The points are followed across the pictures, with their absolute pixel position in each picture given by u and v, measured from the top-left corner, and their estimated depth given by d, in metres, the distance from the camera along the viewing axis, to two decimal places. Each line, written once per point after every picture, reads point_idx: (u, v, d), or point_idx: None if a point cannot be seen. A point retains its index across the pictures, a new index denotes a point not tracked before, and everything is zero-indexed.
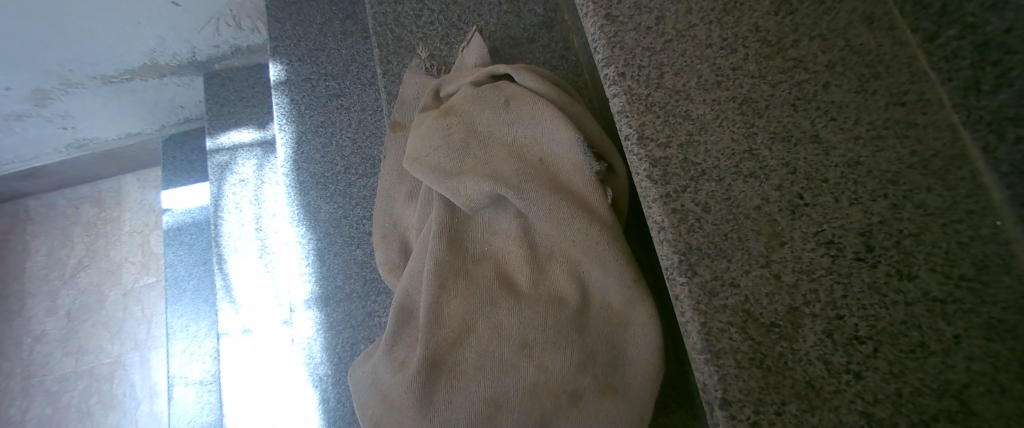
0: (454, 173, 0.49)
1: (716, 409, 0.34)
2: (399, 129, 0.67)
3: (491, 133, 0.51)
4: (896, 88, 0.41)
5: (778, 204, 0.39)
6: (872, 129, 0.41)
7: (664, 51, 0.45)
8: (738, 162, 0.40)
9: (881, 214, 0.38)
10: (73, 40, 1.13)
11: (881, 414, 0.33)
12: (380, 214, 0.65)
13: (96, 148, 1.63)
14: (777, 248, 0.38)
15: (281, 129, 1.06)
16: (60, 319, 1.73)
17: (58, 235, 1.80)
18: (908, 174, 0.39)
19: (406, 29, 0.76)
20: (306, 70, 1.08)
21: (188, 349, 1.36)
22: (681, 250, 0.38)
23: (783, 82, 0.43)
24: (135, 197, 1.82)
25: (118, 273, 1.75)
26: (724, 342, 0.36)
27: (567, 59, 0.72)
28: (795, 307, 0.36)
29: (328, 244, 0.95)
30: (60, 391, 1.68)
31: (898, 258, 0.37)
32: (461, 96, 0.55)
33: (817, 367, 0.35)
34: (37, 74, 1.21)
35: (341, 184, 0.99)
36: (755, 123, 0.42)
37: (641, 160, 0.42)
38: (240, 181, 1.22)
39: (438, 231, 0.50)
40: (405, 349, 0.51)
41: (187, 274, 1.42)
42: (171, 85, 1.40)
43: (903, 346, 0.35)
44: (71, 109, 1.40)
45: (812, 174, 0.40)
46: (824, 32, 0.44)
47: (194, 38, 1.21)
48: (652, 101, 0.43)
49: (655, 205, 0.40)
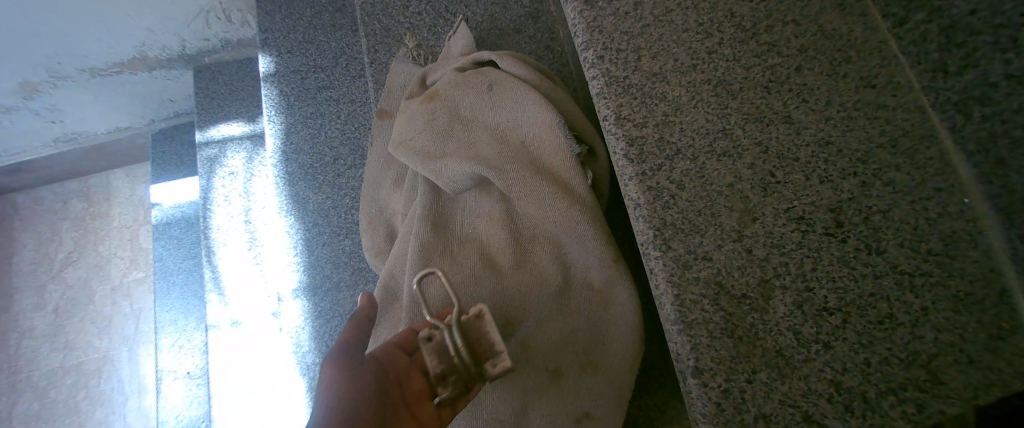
0: (437, 157, 0.50)
1: (689, 377, 0.35)
2: (385, 117, 0.68)
3: (474, 118, 0.52)
4: (866, 71, 0.43)
5: (750, 181, 0.40)
6: (843, 110, 0.42)
7: (642, 35, 0.46)
8: (712, 141, 0.41)
9: (851, 191, 0.39)
10: (62, 31, 1.13)
11: (849, 383, 0.34)
12: (365, 200, 0.65)
13: (84, 142, 1.61)
14: (749, 223, 0.39)
15: (270, 120, 1.06)
16: (47, 315, 1.71)
17: (45, 230, 1.78)
18: (877, 153, 0.40)
19: (393, 19, 0.77)
20: (296, 62, 1.09)
21: (177, 343, 1.35)
22: (656, 226, 0.39)
23: (757, 66, 0.44)
24: (125, 192, 1.81)
25: (107, 268, 1.73)
26: (696, 313, 0.37)
27: (552, 50, 0.73)
28: (767, 279, 0.37)
29: (317, 234, 0.96)
30: (47, 387, 1.66)
31: (866, 233, 0.38)
32: (444, 82, 0.55)
33: (787, 338, 0.36)
34: (25, 66, 1.21)
35: (329, 174, 0.99)
36: (729, 104, 0.43)
37: (619, 139, 0.43)
38: (229, 173, 1.22)
39: (423, 214, 0.51)
40: (389, 329, 0.51)
41: (176, 268, 1.41)
42: (161, 78, 1.39)
43: (871, 317, 0.36)
44: (59, 102, 1.39)
45: (783, 153, 0.41)
46: (798, 18, 0.45)
47: (184, 30, 1.22)
48: (630, 83, 0.44)
49: (631, 183, 0.41)
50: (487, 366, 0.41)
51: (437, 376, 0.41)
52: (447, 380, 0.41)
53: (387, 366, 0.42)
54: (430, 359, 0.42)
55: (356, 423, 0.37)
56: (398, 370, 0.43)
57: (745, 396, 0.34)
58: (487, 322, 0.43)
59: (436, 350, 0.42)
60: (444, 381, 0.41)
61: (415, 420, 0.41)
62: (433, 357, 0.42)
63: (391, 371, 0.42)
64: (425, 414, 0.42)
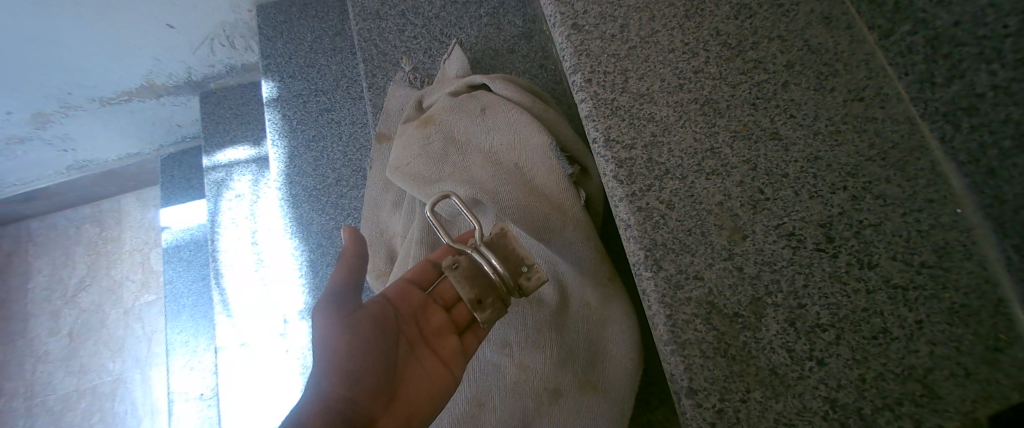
0: (433, 180, 0.51)
1: (683, 397, 0.36)
2: (383, 140, 0.69)
3: (468, 141, 0.54)
4: (853, 84, 0.43)
5: (739, 199, 0.40)
6: (830, 124, 0.42)
7: (628, 57, 0.47)
8: (700, 160, 0.42)
9: (841, 206, 0.39)
10: (72, 63, 1.17)
11: (845, 400, 0.34)
12: (367, 223, 0.67)
13: (96, 168, 1.65)
14: (739, 241, 0.39)
15: (273, 143, 1.08)
16: (61, 339, 1.73)
17: (60, 255, 1.81)
18: (866, 166, 0.40)
19: (389, 44, 0.79)
20: (298, 86, 1.11)
21: (188, 363, 1.36)
22: (646, 246, 0.40)
23: (743, 83, 0.45)
24: (136, 216, 1.84)
25: (119, 291, 1.77)
26: (689, 333, 0.37)
27: (546, 68, 0.74)
28: (758, 297, 0.37)
29: (321, 255, 0.99)
30: (61, 410, 1.68)
31: (858, 248, 0.38)
32: (439, 107, 0.57)
33: (780, 356, 0.36)
34: (37, 98, 1.25)
35: (332, 195, 1.01)
36: (716, 122, 0.43)
37: (607, 162, 0.43)
38: (236, 196, 1.24)
39: (420, 236, 0.52)
40: None
41: (186, 290, 1.43)
42: (168, 105, 1.42)
43: (865, 332, 0.36)
44: (71, 131, 1.43)
45: (772, 169, 0.41)
46: (783, 34, 0.46)
47: (189, 58, 1.25)
48: (618, 105, 0.45)
49: (621, 204, 0.42)
50: (522, 280, 0.41)
51: (473, 300, 0.41)
52: (482, 303, 0.41)
53: (399, 305, 0.45)
54: (461, 286, 0.42)
55: (366, 360, 0.39)
56: (413, 310, 0.45)
57: (739, 415, 0.35)
58: (511, 240, 0.42)
59: (465, 277, 0.42)
60: (479, 305, 0.41)
61: (436, 353, 0.43)
62: (463, 284, 0.41)
63: (404, 311, 0.45)
64: (447, 347, 0.44)
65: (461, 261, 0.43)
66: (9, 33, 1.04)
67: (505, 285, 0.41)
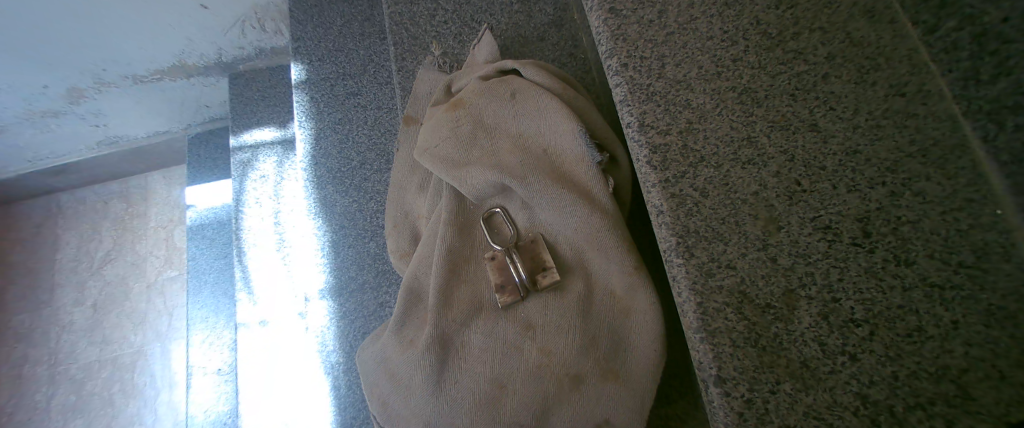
0: (461, 163, 0.52)
1: (712, 386, 0.36)
2: (411, 123, 0.70)
3: (498, 125, 0.54)
4: (895, 79, 0.41)
5: (775, 190, 0.40)
6: (871, 119, 0.41)
7: (666, 43, 0.46)
8: (736, 149, 0.42)
9: (879, 201, 0.38)
10: (109, 40, 1.21)
11: (876, 396, 0.34)
12: (392, 204, 0.68)
13: (125, 144, 1.70)
14: (774, 232, 0.39)
15: (300, 125, 1.10)
16: (86, 310, 1.79)
17: (87, 228, 1.87)
18: (906, 162, 0.39)
19: (420, 28, 0.80)
20: (326, 70, 1.13)
21: (207, 339, 1.39)
22: (678, 233, 0.40)
23: (783, 73, 0.44)
24: (161, 194, 1.89)
25: (143, 266, 1.81)
26: (719, 321, 0.37)
27: (575, 57, 0.74)
28: (791, 289, 0.37)
29: (343, 236, 1.00)
30: (83, 379, 1.74)
31: (896, 244, 0.37)
32: (469, 91, 0.57)
33: (812, 349, 0.35)
34: (74, 73, 1.30)
35: (356, 178, 1.03)
36: (754, 112, 0.43)
37: (642, 146, 0.43)
38: (260, 176, 1.26)
39: (447, 218, 0.52)
40: (414, 329, 0.54)
41: (209, 267, 1.47)
42: (198, 85, 1.46)
43: (899, 330, 0.35)
44: (103, 108, 1.48)
45: (809, 161, 0.40)
46: (825, 25, 0.45)
47: (221, 39, 1.28)
48: (653, 91, 0.45)
49: (654, 190, 0.42)
50: (540, 280, 0.48)
51: (497, 286, 0.49)
52: (503, 291, 0.49)
53: None
54: (491, 273, 0.50)
55: None
56: None
57: (768, 406, 0.34)
58: (542, 245, 0.50)
59: (497, 266, 0.50)
60: (501, 291, 0.49)
61: None
62: (493, 271, 0.50)
63: None
64: None
65: (497, 253, 0.50)
66: (50, 8, 1.08)
67: (524, 284, 0.49)
